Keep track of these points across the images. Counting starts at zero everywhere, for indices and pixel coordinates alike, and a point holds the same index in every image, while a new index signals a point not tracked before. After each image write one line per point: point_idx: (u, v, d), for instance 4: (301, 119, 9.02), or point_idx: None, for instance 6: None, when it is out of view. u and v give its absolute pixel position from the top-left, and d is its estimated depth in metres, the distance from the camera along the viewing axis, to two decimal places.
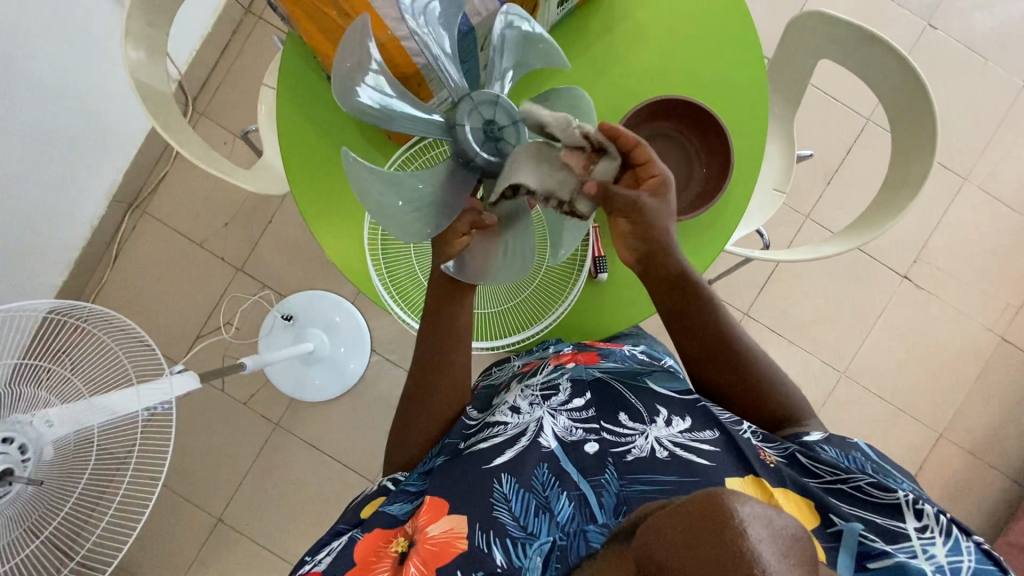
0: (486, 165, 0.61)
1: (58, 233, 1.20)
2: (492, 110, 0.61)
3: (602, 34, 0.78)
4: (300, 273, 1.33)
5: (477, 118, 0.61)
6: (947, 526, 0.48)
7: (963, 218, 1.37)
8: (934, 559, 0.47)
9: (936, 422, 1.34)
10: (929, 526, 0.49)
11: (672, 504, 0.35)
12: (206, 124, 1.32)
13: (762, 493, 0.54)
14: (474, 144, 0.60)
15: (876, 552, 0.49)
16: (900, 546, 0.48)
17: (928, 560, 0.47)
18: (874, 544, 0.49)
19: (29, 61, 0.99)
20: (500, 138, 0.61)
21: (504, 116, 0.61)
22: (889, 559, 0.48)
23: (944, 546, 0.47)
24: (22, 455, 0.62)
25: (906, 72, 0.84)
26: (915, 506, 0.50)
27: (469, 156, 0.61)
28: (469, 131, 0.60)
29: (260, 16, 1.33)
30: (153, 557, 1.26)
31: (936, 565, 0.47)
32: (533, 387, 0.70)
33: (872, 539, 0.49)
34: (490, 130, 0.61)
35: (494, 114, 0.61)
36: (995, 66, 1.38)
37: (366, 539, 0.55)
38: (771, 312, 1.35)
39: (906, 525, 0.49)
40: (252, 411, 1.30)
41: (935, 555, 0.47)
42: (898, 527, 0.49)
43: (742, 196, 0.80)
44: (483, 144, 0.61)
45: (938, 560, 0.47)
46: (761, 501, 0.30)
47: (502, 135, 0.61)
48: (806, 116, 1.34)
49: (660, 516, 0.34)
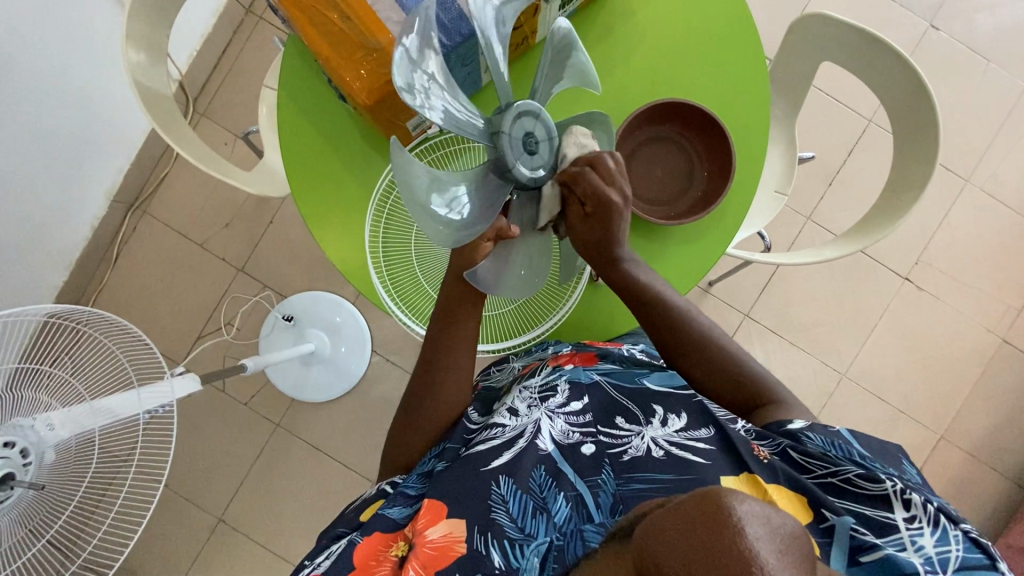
0: (521, 180, 0.56)
1: (59, 234, 1.20)
2: (533, 123, 0.56)
3: (605, 35, 0.78)
4: (301, 274, 1.33)
5: (518, 128, 0.55)
6: (934, 516, 0.47)
7: (964, 220, 1.37)
8: (923, 551, 0.46)
9: (936, 423, 1.34)
10: (918, 516, 0.48)
11: (670, 503, 0.35)
12: (206, 124, 1.32)
13: (756, 491, 0.54)
14: (512, 153, 0.54)
15: (868, 545, 0.48)
16: (889, 539, 0.48)
17: (916, 552, 0.46)
18: (866, 538, 0.49)
19: (30, 61, 0.99)
20: (536, 151, 0.56)
21: (542, 130, 0.57)
22: (879, 553, 0.47)
23: (932, 537, 0.47)
24: (24, 459, 0.61)
25: (909, 74, 0.84)
26: (903, 496, 0.49)
27: (505, 168, 0.55)
28: (509, 138, 0.54)
29: (261, 17, 1.33)
30: (153, 557, 1.26)
31: (924, 557, 0.46)
32: (530, 389, 0.69)
33: (863, 533, 0.49)
34: (529, 144, 0.55)
35: (534, 127, 0.56)
36: (997, 67, 1.38)
37: (366, 542, 0.55)
38: (772, 313, 1.35)
39: (894, 516, 0.48)
40: (253, 412, 1.30)
41: (923, 547, 0.46)
42: (887, 519, 0.49)
43: (740, 203, 0.80)
44: (521, 158, 0.55)
45: (927, 552, 0.46)
46: (759, 499, 0.31)
47: (538, 149, 0.56)
48: (808, 117, 1.34)
49: (658, 514, 0.34)
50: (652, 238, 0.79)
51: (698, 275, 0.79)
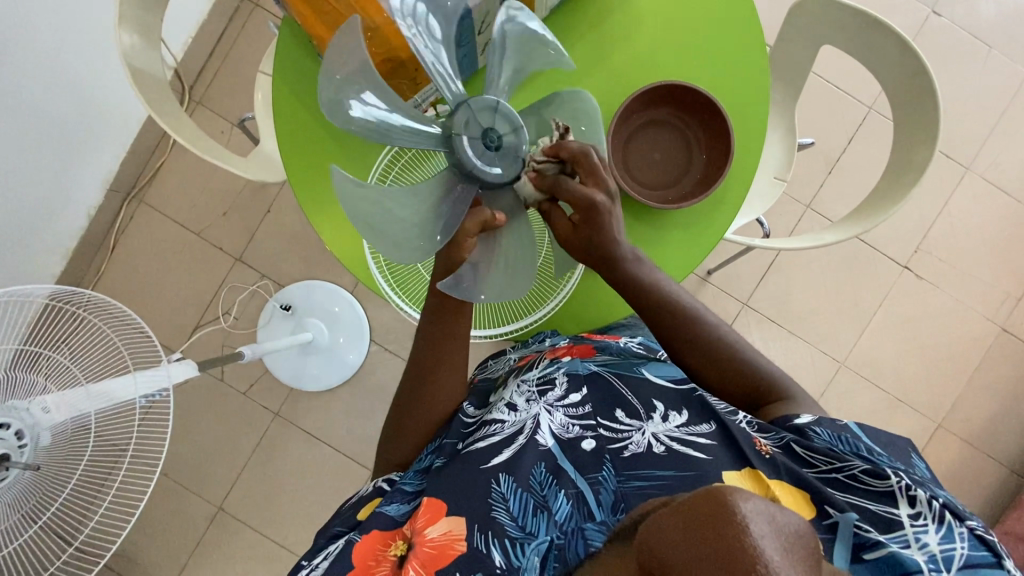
0: (485, 175, 0.57)
1: (55, 223, 1.19)
2: (490, 118, 0.58)
3: (602, 19, 0.77)
4: (298, 263, 1.33)
5: (474, 126, 0.57)
6: (939, 512, 0.47)
7: (964, 208, 1.36)
8: (927, 548, 0.46)
9: (935, 412, 1.34)
10: (923, 513, 0.48)
11: (673, 502, 0.35)
12: (202, 112, 1.31)
13: (758, 487, 0.53)
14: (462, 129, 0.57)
15: (871, 543, 0.48)
16: (894, 535, 0.47)
17: (920, 549, 0.46)
18: (870, 535, 0.48)
19: (29, 48, 0.98)
20: (499, 147, 0.58)
21: (505, 124, 0.58)
22: (883, 550, 0.47)
23: (936, 534, 0.46)
24: (19, 441, 0.61)
25: (911, 56, 0.83)
26: (908, 493, 0.49)
27: (467, 167, 0.57)
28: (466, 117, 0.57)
29: (256, 4, 1.32)
30: (151, 546, 1.26)
31: (928, 554, 0.46)
32: (529, 382, 0.68)
33: (866, 530, 0.49)
34: (489, 140, 0.58)
35: (493, 121, 0.58)
36: (998, 54, 1.37)
37: (364, 541, 0.54)
38: (771, 302, 1.35)
39: (899, 512, 0.48)
40: (251, 402, 1.30)
41: (927, 544, 0.46)
42: (891, 515, 0.49)
43: (739, 193, 0.79)
44: (481, 154, 0.57)
45: (931, 550, 0.46)
46: (763, 497, 0.31)
47: (502, 143, 0.58)
48: (808, 104, 1.33)
49: (663, 513, 0.34)
50: (649, 223, 0.79)
51: (693, 263, 0.78)
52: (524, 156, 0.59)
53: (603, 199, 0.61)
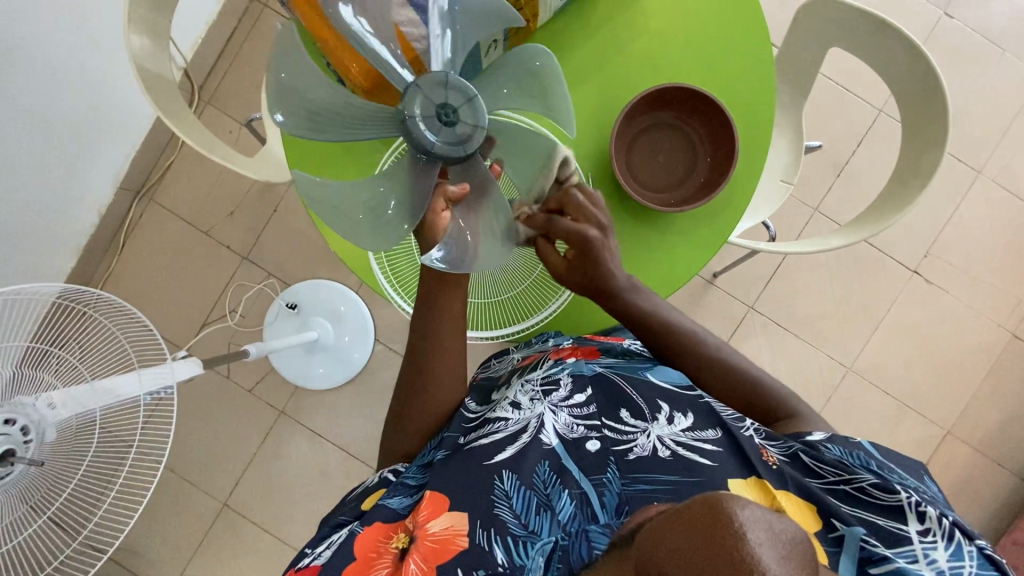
0: (444, 153, 0.58)
1: (67, 221, 1.21)
2: (447, 98, 0.57)
3: (608, 20, 0.77)
4: (305, 261, 1.33)
5: (427, 104, 0.58)
6: (949, 530, 0.47)
7: (975, 212, 1.35)
8: (935, 563, 0.45)
9: (943, 419, 1.33)
10: (932, 529, 0.47)
11: (671, 508, 0.34)
12: (211, 112, 1.32)
13: (764, 497, 0.53)
14: (420, 128, 0.58)
15: (878, 557, 0.47)
16: (901, 550, 0.47)
17: (928, 564, 0.46)
18: (876, 549, 0.48)
19: (43, 46, 1.00)
20: (456, 122, 0.58)
21: (458, 96, 0.58)
22: (890, 564, 0.46)
23: (945, 551, 0.46)
24: (25, 437, 0.62)
25: (919, 59, 0.82)
26: (918, 509, 0.48)
27: (424, 146, 0.58)
28: (418, 105, 0.57)
29: (265, 4, 1.33)
30: (158, 541, 1.27)
31: (936, 569, 0.45)
32: (533, 381, 0.67)
33: (873, 544, 0.48)
34: (443, 116, 0.58)
35: (445, 96, 0.58)
36: (1011, 57, 1.36)
37: (367, 533, 0.54)
38: (777, 306, 1.34)
39: (908, 528, 0.48)
40: (257, 399, 1.31)
41: (935, 560, 0.46)
42: (899, 530, 0.48)
43: (743, 197, 0.79)
44: (438, 132, 0.58)
45: (939, 565, 0.45)
46: (760, 504, 0.30)
47: (458, 118, 0.58)
48: (817, 106, 1.32)
49: (659, 521, 0.34)
50: (654, 227, 0.79)
51: (693, 270, 0.79)
52: (478, 135, 0.59)
53: (595, 236, 0.68)
